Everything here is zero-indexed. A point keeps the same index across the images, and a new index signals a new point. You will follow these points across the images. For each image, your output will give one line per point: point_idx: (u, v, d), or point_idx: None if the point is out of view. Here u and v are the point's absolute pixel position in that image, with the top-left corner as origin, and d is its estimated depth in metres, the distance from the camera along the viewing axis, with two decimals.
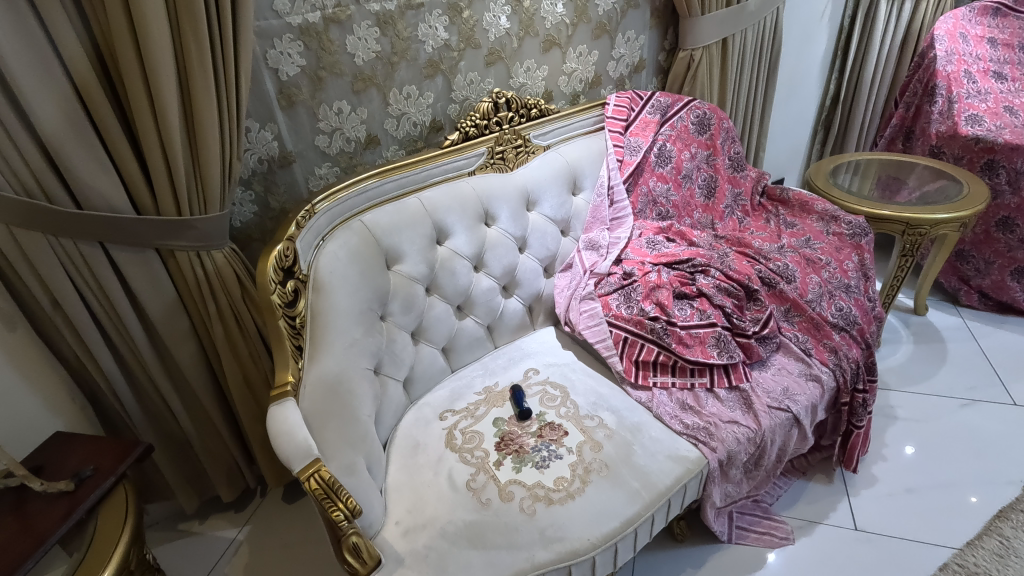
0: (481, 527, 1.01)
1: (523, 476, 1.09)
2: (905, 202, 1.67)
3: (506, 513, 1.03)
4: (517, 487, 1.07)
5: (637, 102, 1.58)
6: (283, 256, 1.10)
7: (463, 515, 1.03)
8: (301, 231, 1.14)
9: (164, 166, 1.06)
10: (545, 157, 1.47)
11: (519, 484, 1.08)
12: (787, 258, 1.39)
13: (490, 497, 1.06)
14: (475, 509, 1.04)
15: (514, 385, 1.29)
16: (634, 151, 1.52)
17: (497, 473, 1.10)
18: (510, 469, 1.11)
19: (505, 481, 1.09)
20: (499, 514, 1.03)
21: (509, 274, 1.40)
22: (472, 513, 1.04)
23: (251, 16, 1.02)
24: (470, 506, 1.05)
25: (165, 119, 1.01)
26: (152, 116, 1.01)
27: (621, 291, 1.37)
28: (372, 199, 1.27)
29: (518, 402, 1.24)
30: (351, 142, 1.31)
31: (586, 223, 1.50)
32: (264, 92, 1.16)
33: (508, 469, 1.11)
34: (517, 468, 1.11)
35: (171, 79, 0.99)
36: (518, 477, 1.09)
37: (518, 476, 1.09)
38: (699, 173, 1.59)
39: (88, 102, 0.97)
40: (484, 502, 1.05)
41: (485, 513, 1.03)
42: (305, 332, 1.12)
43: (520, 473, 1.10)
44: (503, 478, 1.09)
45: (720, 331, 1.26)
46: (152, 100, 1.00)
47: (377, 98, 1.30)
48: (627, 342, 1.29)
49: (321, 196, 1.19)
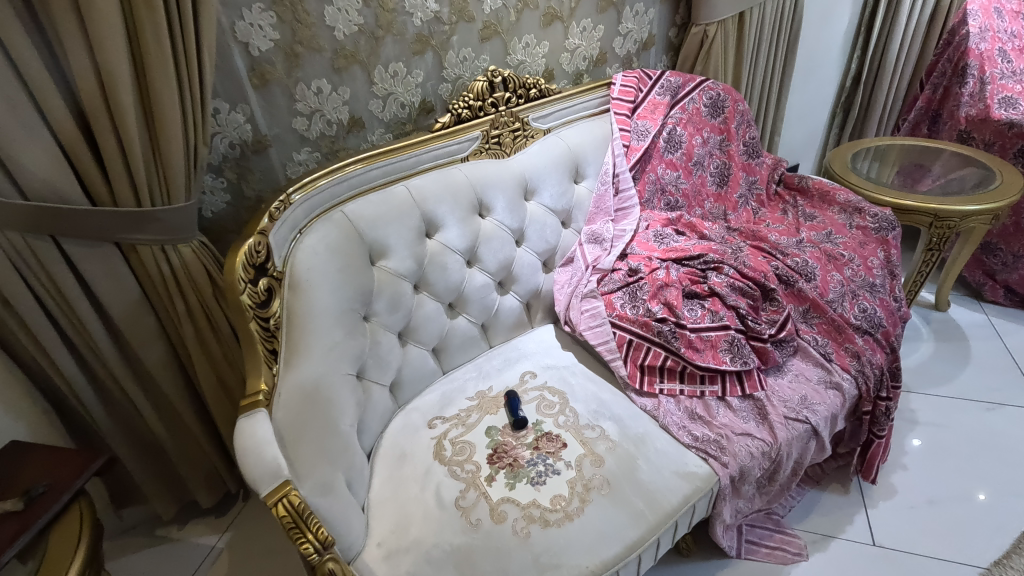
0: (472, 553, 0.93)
1: (517, 494, 1.00)
2: (928, 190, 1.56)
3: (498, 536, 0.94)
4: (511, 507, 0.98)
5: (645, 82, 1.45)
6: (254, 251, 0.99)
7: (452, 538, 0.95)
8: (275, 223, 1.04)
9: (118, 151, 0.95)
10: (544, 142, 1.35)
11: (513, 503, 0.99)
12: (806, 254, 1.28)
13: (481, 517, 0.97)
14: (465, 531, 0.95)
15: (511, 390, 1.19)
16: (642, 135, 1.40)
17: (489, 490, 1.01)
18: (503, 486, 1.02)
19: (498, 499, 1.00)
20: (491, 537, 0.94)
21: (505, 269, 1.30)
22: (462, 536, 0.95)
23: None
24: (460, 527, 0.96)
25: (116, 98, 0.90)
26: (102, 96, 0.90)
27: (626, 290, 1.25)
28: (355, 188, 1.16)
29: (514, 410, 1.14)
30: (332, 125, 1.20)
31: (588, 214, 1.38)
32: (234, 69, 1.05)
33: (501, 484, 1.02)
34: (512, 485, 1.02)
35: (122, 53, 0.88)
36: (513, 496, 1.00)
37: (512, 494, 1.00)
38: (711, 159, 1.47)
39: (27, 80, 0.86)
40: (474, 523, 0.96)
41: (475, 535, 0.95)
42: (281, 335, 1.02)
43: (515, 490, 1.01)
44: (496, 496, 1.00)
45: (733, 334, 1.15)
46: (100, 77, 0.89)
47: (361, 76, 1.18)
48: (632, 346, 1.19)
49: (298, 186, 1.08)
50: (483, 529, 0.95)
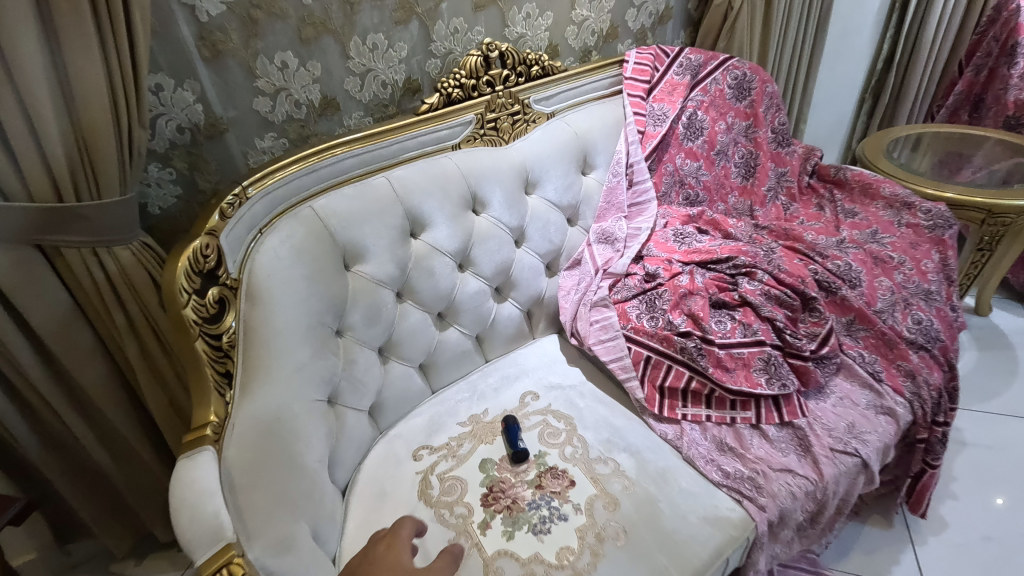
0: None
1: (517, 547, 0.84)
2: (970, 181, 1.41)
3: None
4: (509, 564, 0.82)
5: (661, 60, 1.28)
6: (201, 254, 0.83)
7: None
8: (228, 222, 0.87)
9: (30, 134, 0.78)
10: (548, 128, 1.18)
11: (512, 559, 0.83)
12: (849, 256, 1.12)
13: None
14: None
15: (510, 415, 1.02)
16: (659, 120, 1.23)
17: (482, 542, 0.85)
18: (500, 537, 0.85)
19: (494, 553, 0.83)
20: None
21: (503, 273, 1.14)
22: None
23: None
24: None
25: (21, 66, 0.73)
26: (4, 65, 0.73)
27: (642, 297, 1.08)
28: (327, 180, 0.99)
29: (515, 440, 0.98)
30: (301, 106, 1.03)
31: (598, 210, 1.21)
32: (178, 37, 0.88)
33: (498, 533, 0.86)
34: (512, 535, 0.85)
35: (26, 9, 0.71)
36: (512, 549, 0.84)
37: (511, 547, 0.84)
38: (735, 148, 1.30)
39: None
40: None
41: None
42: (236, 355, 0.86)
43: (515, 541, 0.85)
44: (491, 550, 0.84)
45: (769, 352, 0.99)
46: None
47: (334, 49, 1.01)
48: (651, 364, 1.02)
49: (256, 177, 0.91)
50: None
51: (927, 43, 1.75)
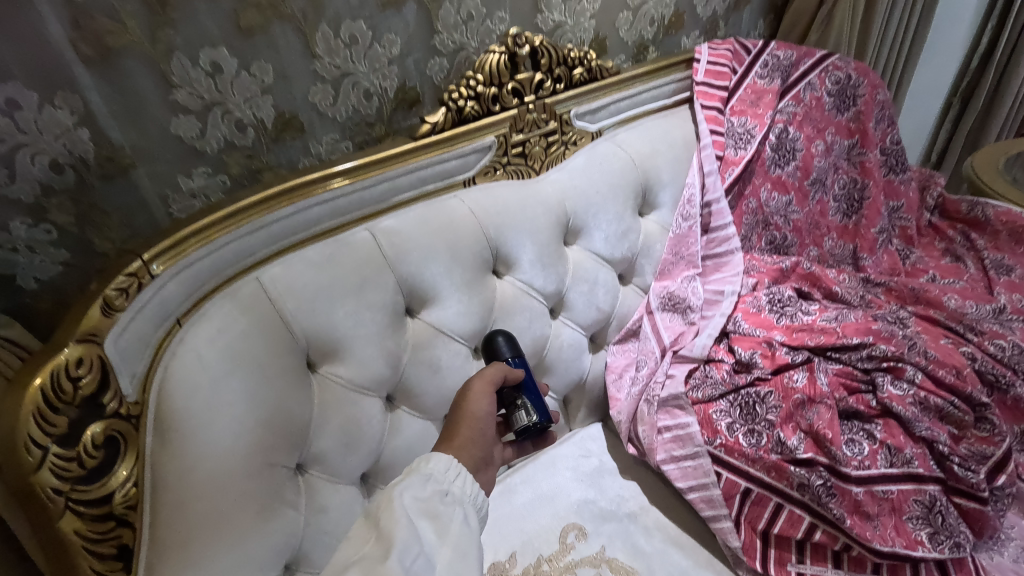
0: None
1: (426, 535, 0.49)
2: None
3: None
4: (453, 555, 0.48)
5: (740, 57, 0.96)
6: (64, 378, 0.52)
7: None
8: (121, 317, 0.56)
9: None
10: (593, 151, 0.86)
11: (458, 540, 0.50)
12: (1015, 334, 0.80)
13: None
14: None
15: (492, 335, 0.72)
16: (742, 141, 0.91)
17: (368, 539, 0.48)
18: (434, 484, 0.52)
19: (394, 520, 0.49)
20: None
21: (535, 355, 0.82)
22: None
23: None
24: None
25: None
26: None
27: (734, 398, 0.76)
28: (281, 239, 0.67)
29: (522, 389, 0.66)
30: (247, 130, 0.70)
31: (661, 265, 0.89)
32: (42, 33, 0.56)
33: (435, 480, 0.53)
34: (447, 487, 0.53)
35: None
36: (450, 555, 0.48)
37: (447, 547, 0.49)
38: (835, 176, 0.99)
39: None
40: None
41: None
42: (139, 516, 0.56)
43: (435, 522, 0.50)
44: (392, 519, 0.48)
45: (931, 490, 0.67)
46: None
47: (288, 40, 0.68)
48: (749, 499, 0.71)
49: (167, 246, 0.59)
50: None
51: None
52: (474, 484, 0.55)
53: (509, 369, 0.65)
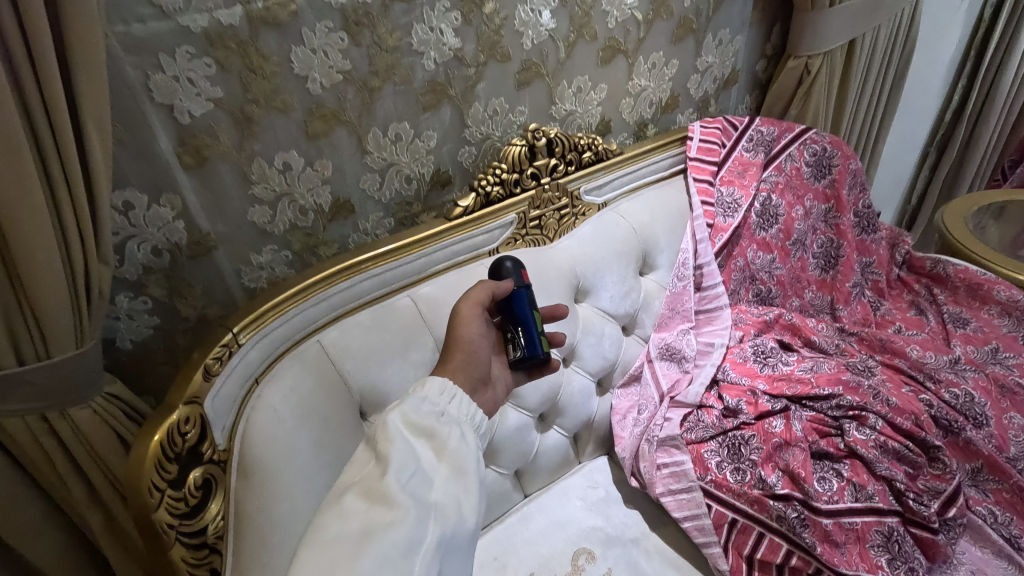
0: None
1: (423, 450, 0.58)
2: None
3: (418, 519, 0.52)
4: (448, 468, 0.57)
5: (730, 133, 1.09)
6: (177, 431, 0.64)
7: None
8: (215, 380, 0.69)
9: None
10: (599, 221, 0.98)
11: (452, 453, 0.59)
12: (968, 383, 0.92)
13: (419, 567, 0.50)
14: (355, 558, 0.48)
15: (501, 259, 0.76)
16: (730, 210, 1.04)
17: (372, 454, 0.58)
18: (429, 406, 0.61)
19: (393, 440, 0.58)
20: (411, 523, 0.52)
21: (551, 400, 0.93)
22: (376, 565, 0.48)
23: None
24: (366, 563, 0.48)
25: None
26: None
27: (722, 439, 0.88)
28: (339, 307, 0.81)
29: (514, 321, 0.72)
30: (308, 213, 0.83)
31: (660, 318, 1.02)
32: (154, 148, 0.69)
33: (430, 403, 0.62)
34: (441, 409, 0.62)
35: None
36: (445, 468, 0.57)
37: (443, 462, 0.58)
38: (814, 236, 1.12)
39: None
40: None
41: (390, 517, 0.51)
42: (223, 547, 0.68)
43: (431, 439, 0.59)
44: (391, 437, 0.58)
45: (890, 523, 0.78)
46: None
47: (347, 142, 0.81)
48: (736, 528, 0.82)
49: (250, 320, 0.73)
50: (419, 501, 0.54)
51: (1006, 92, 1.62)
52: (466, 406, 0.64)
53: (496, 284, 0.73)
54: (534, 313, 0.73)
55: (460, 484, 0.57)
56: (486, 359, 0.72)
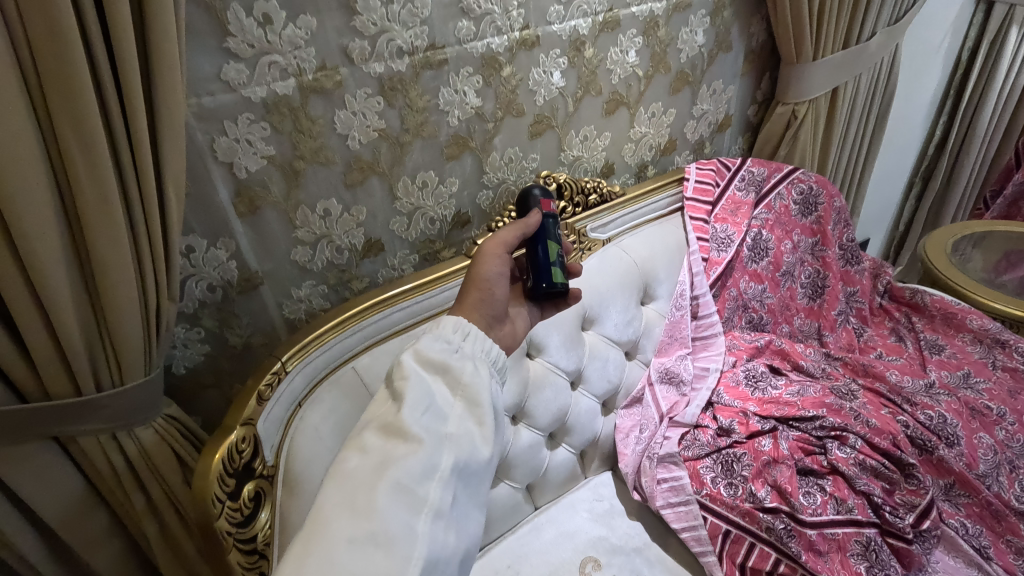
0: (444, 546, 0.50)
1: (438, 387, 0.58)
2: (1015, 294, 1.40)
3: (433, 450, 0.53)
4: (462, 400, 0.57)
5: (723, 174, 1.20)
6: (237, 449, 0.73)
7: (355, 548, 0.46)
8: (266, 404, 0.78)
9: (52, 342, 0.69)
10: (605, 255, 1.06)
11: (468, 387, 0.58)
12: (942, 405, 1.01)
13: (434, 496, 0.50)
14: (370, 487, 0.49)
15: (529, 187, 0.88)
16: (723, 244, 1.14)
17: (389, 393, 0.58)
18: (443, 343, 0.61)
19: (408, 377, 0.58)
20: (427, 453, 0.52)
21: (559, 420, 1.01)
22: (392, 494, 0.49)
23: (179, 76, 0.66)
24: (381, 491, 0.49)
25: (43, 279, 0.63)
26: (24, 276, 0.64)
27: (716, 456, 0.97)
28: (372, 335, 0.91)
29: (532, 248, 0.80)
30: (343, 252, 0.93)
31: (659, 344, 1.12)
32: (215, 199, 0.77)
33: (443, 340, 0.61)
34: (455, 346, 0.62)
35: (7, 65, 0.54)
36: (460, 402, 0.57)
37: (457, 394, 0.58)
38: (802, 267, 1.22)
39: None
40: (417, 503, 0.50)
41: (405, 450, 0.52)
42: (270, 552, 0.77)
43: (445, 373, 0.59)
44: (406, 374, 0.58)
45: (868, 534, 0.86)
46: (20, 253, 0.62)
47: (380, 190, 0.91)
48: (729, 538, 0.90)
49: (296, 348, 0.83)
50: (434, 434, 0.54)
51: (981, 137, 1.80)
52: (480, 341, 0.63)
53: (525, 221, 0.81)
54: (551, 246, 0.81)
55: (475, 417, 0.57)
56: (503, 298, 0.75)
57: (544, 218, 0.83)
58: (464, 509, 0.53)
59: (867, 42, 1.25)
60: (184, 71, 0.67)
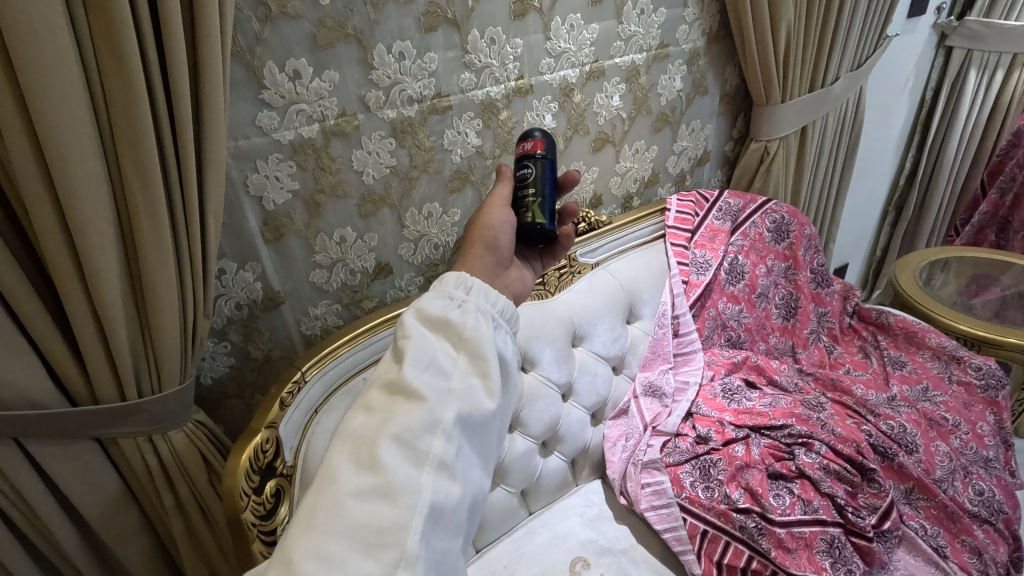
0: (448, 495, 0.54)
1: (441, 344, 0.62)
2: (982, 316, 1.50)
3: (435, 405, 0.56)
4: (465, 355, 0.61)
5: (702, 205, 1.31)
6: (261, 450, 0.82)
7: (363, 499, 0.51)
8: (287, 410, 0.88)
9: (103, 353, 0.77)
10: (592, 278, 1.17)
11: (470, 342, 0.62)
12: (902, 416, 1.10)
13: (436, 449, 0.55)
14: (374, 443, 0.54)
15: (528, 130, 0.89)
16: (702, 268, 1.24)
17: (395, 351, 0.62)
18: (446, 300, 0.64)
19: (411, 335, 0.62)
20: (428, 409, 0.56)
21: (552, 429, 1.10)
22: (395, 449, 0.54)
23: (224, 120, 0.74)
24: (385, 446, 0.54)
25: (103, 299, 0.72)
26: (85, 297, 0.72)
27: (695, 462, 1.06)
28: (380, 350, 1.01)
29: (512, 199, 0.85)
30: (356, 274, 1.03)
31: (644, 359, 1.22)
32: (245, 226, 0.88)
33: (446, 297, 0.65)
34: (457, 302, 0.65)
35: (86, 121, 0.62)
36: (462, 358, 0.61)
37: (460, 349, 0.61)
38: (776, 290, 1.32)
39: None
40: (420, 456, 0.54)
41: (407, 407, 0.56)
42: None
43: (448, 329, 0.63)
44: (408, 333, 0.61)
45: (832, 532, 0.94)
46: (83, 276, 0.71)
47: (390, 220, 1.02)
48: (707, 537, 0.98)
49: (315, 359, 0.92)
50: (436, 390, 0.58)
51: (947, 173, 1.97)
52: (483, 293, 0.66)
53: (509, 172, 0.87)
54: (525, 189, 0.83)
55: (479, 369, 0.60)
56: (508, 246, 0.79)
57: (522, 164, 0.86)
58: (467, 458, 0.58)
59: (831, 85, 1.38)
60: (228, 118, 0.78)
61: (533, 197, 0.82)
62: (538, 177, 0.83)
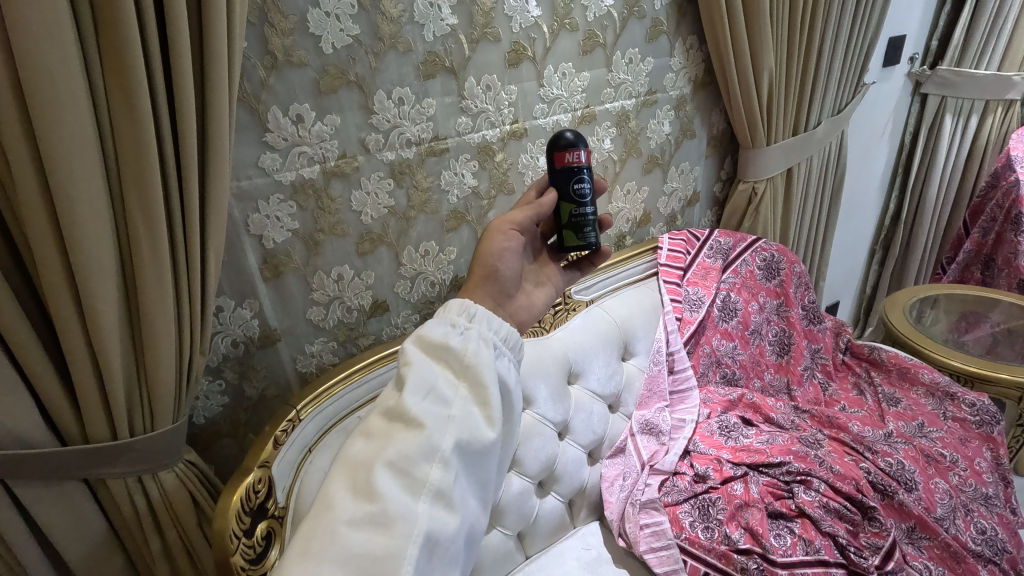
0: (444, 525, 0.54)
1: (443, 371, 0.62)
2: (974, 352, 1.51)
3: (433, 433, 0.56)
4: (466, 383, 0.61)
5: (693, 244, 1.34)
6: (253, 490, 0.81)
7: (357, 528, 0.51)
8: (280, 449, 0.87)
9: (96, 390, 0.76)
10: (587, 316, 1.19)
11: (471, 370, 0.62)
12: (900, 453, 1.09)
13: (433, 477, 0.55)
14: (371, 470, 0.54)
15: (561, 131, 0.86)
16: (695, 305, 1.26)
17: (396, 378, 0.63)
18: (448, 327, 0.65)
19: (413, 363, 0.63)
20: (426, 437, 0.56)
21: (548, 469, 1.08)
22: (391, 476, 0.54)
23: (227, 162, 0.77)
24: (381, 474, 0.54)
25: (100, 334, 0.71)
26: (82, 332, 0.72)
27: (694, 501, 1.04)
28: (375, 388, 1.01)
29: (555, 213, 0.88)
30: (353, 311, 1.04)
31: (640, 397, 1.23)
32: (245, 264, 0.89)
33: (448, 323, 0.65)
34: (460, 329, 0.65)
35: (94, 158, 0.64)
36: (463, 386, 0.61)
37: (461, 378, 0.62)
38: (769, 326, 1.34)
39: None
40: (416, 484, 0.54)
41: (405, 434, 0.56)
42: None
43: (449, 356, 0.63)
44: (410, 360, 0.62)
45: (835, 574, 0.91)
46: (81, 311, 0.71)
47: (388, 257, 1.04)
48: None
49: (309, 397, 0.92)
50: (436, 418, 0.58)
51: (931, 210, 2.03)
52: (485, 321, 0.66)
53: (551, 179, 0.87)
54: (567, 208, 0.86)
55: (479, 397, 0.60)
56: (510, 274, 0.82)
57: (564, 174, 0.86)
58: (465, 488, 0.57)
59: (813, 128, 1.44)
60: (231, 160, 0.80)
61: (577, 220, 0.86)
62: (587, 195, 0.86)
